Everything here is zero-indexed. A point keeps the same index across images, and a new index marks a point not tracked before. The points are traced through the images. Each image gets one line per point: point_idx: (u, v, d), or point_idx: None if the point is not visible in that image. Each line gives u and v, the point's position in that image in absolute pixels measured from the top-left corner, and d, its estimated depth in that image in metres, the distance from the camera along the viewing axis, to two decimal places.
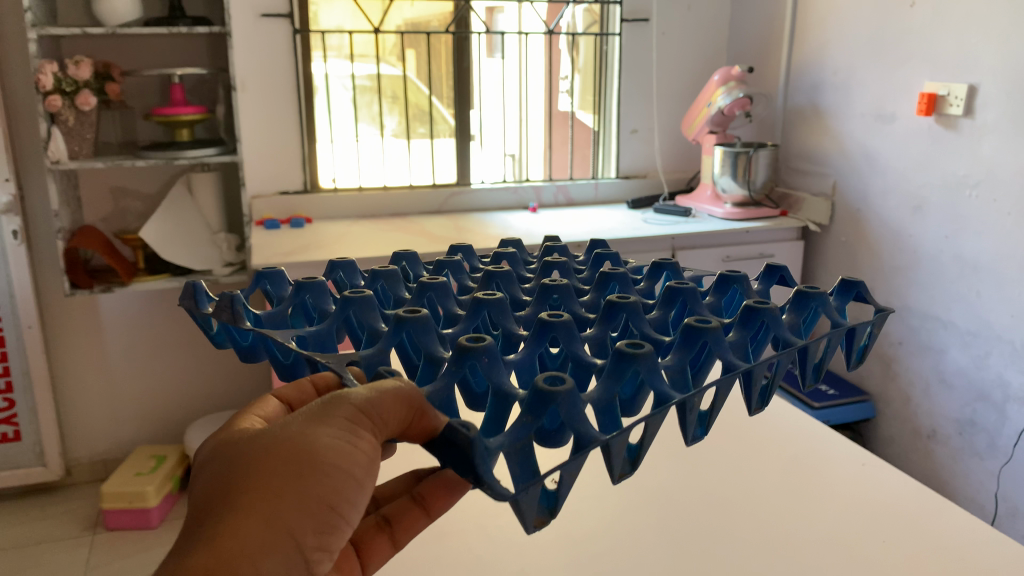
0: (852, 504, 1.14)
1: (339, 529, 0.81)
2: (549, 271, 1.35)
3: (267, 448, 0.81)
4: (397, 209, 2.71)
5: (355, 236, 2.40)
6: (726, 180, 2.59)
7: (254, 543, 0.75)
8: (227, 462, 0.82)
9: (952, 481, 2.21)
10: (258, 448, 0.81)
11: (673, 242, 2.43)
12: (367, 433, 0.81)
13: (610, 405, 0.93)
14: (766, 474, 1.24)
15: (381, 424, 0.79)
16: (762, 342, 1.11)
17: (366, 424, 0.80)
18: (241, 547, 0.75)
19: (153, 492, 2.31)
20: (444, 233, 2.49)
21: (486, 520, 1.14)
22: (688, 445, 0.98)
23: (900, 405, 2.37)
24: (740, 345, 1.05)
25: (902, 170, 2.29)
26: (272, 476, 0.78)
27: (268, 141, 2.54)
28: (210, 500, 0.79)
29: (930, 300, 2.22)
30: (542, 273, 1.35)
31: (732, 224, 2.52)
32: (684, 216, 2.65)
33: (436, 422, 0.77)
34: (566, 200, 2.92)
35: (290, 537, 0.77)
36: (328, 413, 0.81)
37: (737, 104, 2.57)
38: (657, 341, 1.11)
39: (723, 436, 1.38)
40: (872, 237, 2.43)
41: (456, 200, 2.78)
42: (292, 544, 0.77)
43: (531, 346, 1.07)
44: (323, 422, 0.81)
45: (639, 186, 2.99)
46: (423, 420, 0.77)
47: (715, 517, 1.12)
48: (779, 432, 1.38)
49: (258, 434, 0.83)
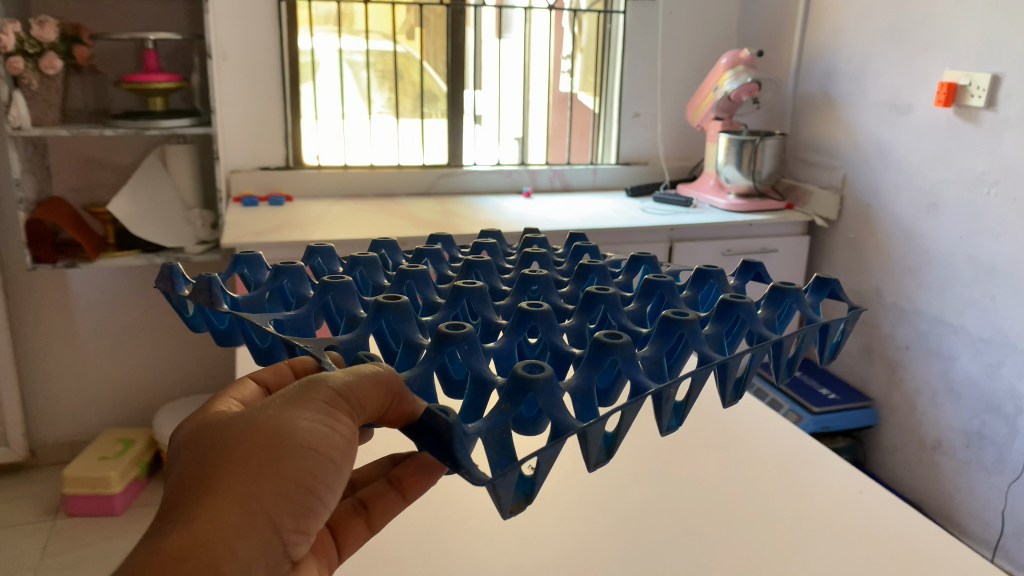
0: (847, 536, 1.02)
1: (317, 513, 0.72)
2: (530, 262, 1.20)
3: (243, 430, 0.69)
4: (383, 189, 2.59)
5: (336, 216, 2.29)
6: (730, 170, 2.46)
7: (229, 528, 0.65)
8: (201, 442, 0.70)
9: (957, 496, 2.09)
10: (232, 429, 0.70)
11: (672, 233, 2.30)
12: (347, 416, 0.71)
13: (589, 395, 0.80)
14: (754, 497, 1.12)
15: (360, 408, 0.70)
16: (735, 337, 0.98)
17: (344, 406, 0.70)
18: (219, 530, 0.65)
19: (117, 478, 2.21)
20: (430, 215, 2.37)
21: (437, 541, 1.03)
22: (668, 437, 0.86)
23: (904, 414, 2.24)
24: (714, 335, 0.93)
25: (917, 164, 2.15)
26: (249, 458, 0.68)
27: (249, 113, 2.42)
28: (184, 485, 0.67)
29: (941, 303, 2.09)
30: (521, 263, 1.20)
31: (735, 216, 2.39)
32: (684, 206, 2.52)
33: (414, 407, 0.69)
34: (563, 185, 2.80)
35: (268, 520, 0.68)
36: (306, 395, 0.71)
37: (744, 90, 2.45)
38: (635, 334, 0.96)
39: (708, 450, 1.27)
40: (882, 234, 2.29)
41: (446, 181, 2.66)
42: (270, 526, 0.68)
43: (505, 337, 0.90)
44: (302, 403, 0.70)
45: (639, 173, 2.86)
46: (400, 405, 0.69)
47: (692, 546, 1.01)
48: (771, 448, 1.26)
49: (232, 415, 0.72)
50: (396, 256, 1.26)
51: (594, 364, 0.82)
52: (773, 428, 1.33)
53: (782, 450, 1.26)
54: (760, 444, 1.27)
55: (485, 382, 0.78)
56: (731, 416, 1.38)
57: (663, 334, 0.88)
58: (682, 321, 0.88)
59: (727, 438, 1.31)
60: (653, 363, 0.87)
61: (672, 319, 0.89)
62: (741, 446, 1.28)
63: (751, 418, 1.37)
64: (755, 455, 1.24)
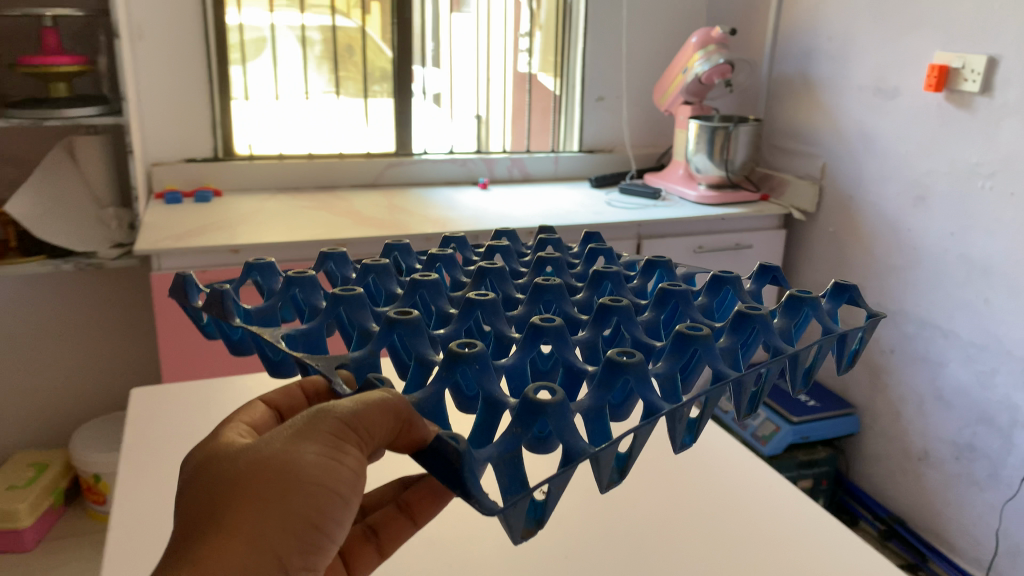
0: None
1: (323, 547, 0.68)
2: (543, 268, 0.98)
3: (250, 461, 0.67)
4: (324, 182, 2.36)
5: (269, 215, 2.06)
6: (701, 159, 2.26)
7: (238, 565, 0.63)
8: (207, 478, 0.68)
9: (945, 511, 1.95)
10: (238, 463, 0.67)
11: (639, 230, 2.11)
12: (354, 448, 0.67)
13: (602, 416, 0.69)
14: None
15: (367, 438, 0.66)
16: (751, 347, 0.84)
17: (351, 438, 0.66)
18: (229, 566, 0.63)
19: (26, 510, 1.97)
20: (375, 210, 2.15)
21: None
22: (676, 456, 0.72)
23: (889, 422, 2.09)
24: (730, 349, 0.80)
25: (903, 153, 1.98)
26: (254, 494, 0.65)
27: (171, 98, 2.17)
28: (192, 519, 0.66)
29: (930, 305, 1.94)
30: (533, 269, 0.98)
31: (706, 210, 2.21)
32: (653, 198, 2.33)
33: (424, 432, 0.63)
34: (521, 174, 2.59)
35: (274, 556, 0.65)
36: (314, 425, 0.68)
37: (716, 71, 2.25)
38: (647, 348, 0.81)
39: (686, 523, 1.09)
40: (865, 228, 2.13)
41: (394, 171, 2.43)
42: (277, 565, 0.65)
43: (514, 352, 0.77)
44: (309, 435, 0.68)
45: (604, 161, 2.67)
46: (410, 433, 0.63)
47: None
48: (758, 525, 1.09)
49: (240, 448, 0.69)
50: (411, 258, 1.04)
51: (607, 383, 0.70)
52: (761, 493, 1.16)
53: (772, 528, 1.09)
54: (745, 519, 1.10)
55: (494, 402, 0.68)
56: (712, 476, 1.21)
57: (678, 349, 0.76)
58: (699, 334, 0.75)
59: (710, 498, 1.13)
60: (667, 379, 0.74)
61: (688, 332, 0.76)
62: (726, 521, 1.10)
63: (734, 479, 1.20)
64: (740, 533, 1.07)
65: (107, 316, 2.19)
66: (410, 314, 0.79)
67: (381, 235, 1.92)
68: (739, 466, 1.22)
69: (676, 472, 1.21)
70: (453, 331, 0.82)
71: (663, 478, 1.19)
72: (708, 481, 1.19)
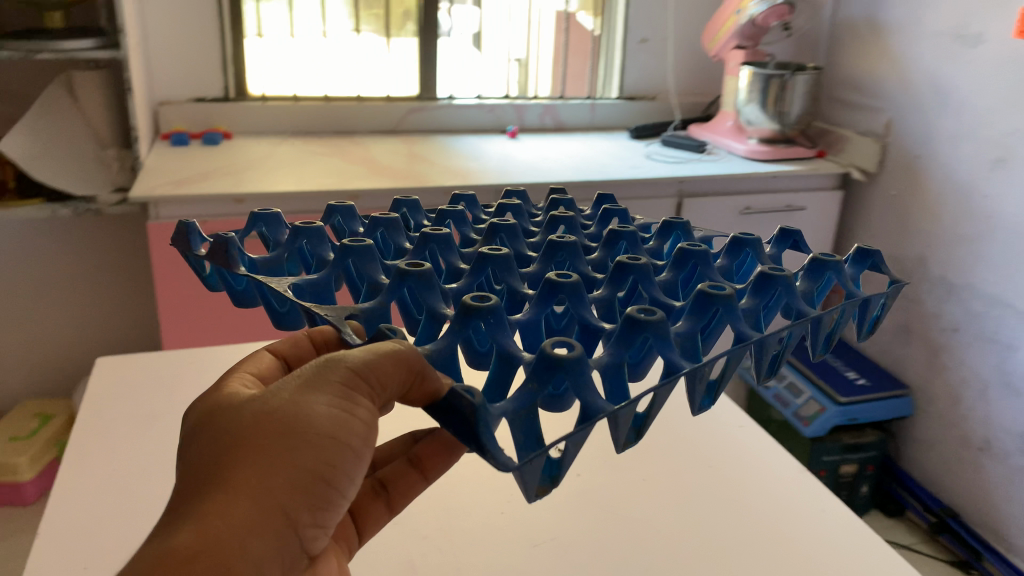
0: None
1: (338, 505, 0.59)
2: (555, 228, 0.85)
3: (251, 415, 0.57)
4: (342, 126, 2.20)
5: (279, 161, 1.91)
6: (752, 110, 2.06)
7: (241, 529, 0.54)
8: (212, 428, 0.58)
9: (1005, 506, 1.77)
10: (240, 416, 0.57)
11: (681, 186, 1.94)
12: (367, 397, 0.57)
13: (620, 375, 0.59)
14: None
15: (380, 389, 0.56)
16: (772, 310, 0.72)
17: (363, 388, 0.57)
18: (232, 527, 0.53)
19: (26, 463, 1.89)
20: (393, 159, 1.99)
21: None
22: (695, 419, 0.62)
23: (947, 406, 1.91)
24: (751, 311, 0.69)
25: (982, 109, 1.76)
26: (260, 447, 0.56)
27: (178, 33, 2.02)
28: (193, 475, 0.56)
29: (1003, 280, 1.73)
30: (545, 228, 0.85)
31: (756, 166, 2.02)
32: (697, 151, 2.13)
33: (436, 385, 0.52)
34: (554, 122, 2.41)
35: (283, 518, 0.56)
36: (324, 373, 0.57)
37: (773, 13, 2.01)
38: (667, 309, 0.69)
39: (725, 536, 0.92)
40: (932, 192, 1.92)
41: (416, 116, 2.26)
42: (287, 524, 0.56)
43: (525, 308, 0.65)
44: (320, 385, 0.57)
45: (646, 110, 2.47)
46: (421, 384, 0.53)
47: None
48: (807, 543, 0.92)
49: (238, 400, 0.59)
50: (422, 217, 0.91)
51: (625, 341, 0.59)
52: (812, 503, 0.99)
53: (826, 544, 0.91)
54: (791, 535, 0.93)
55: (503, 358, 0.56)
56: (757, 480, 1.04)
57: (696, 312, 0.65)
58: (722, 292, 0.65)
59: (750, 513, 0.97)
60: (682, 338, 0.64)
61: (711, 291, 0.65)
62: (772, 537, 0.93)
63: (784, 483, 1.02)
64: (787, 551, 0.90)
65: (113, 263, 2.08)
66: (421, 264, 0.65)
67: (396, 186, 1.76)
68: (786, 476, 1.05)
69: (711, 475, 1.04)
70: (464, 286, 0.68)
71: (698, 481, 1.03)
72: (751, 487, 1.02)
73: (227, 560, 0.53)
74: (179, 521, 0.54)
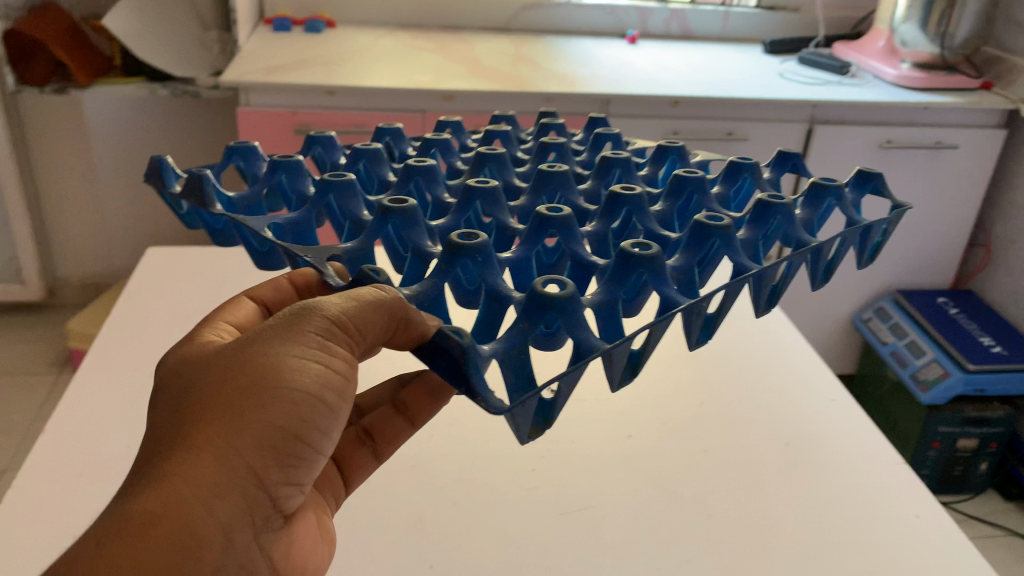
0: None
1: (312, 463, 0.54)
2: (545, 155, 0.77)
3: (218, 366, 0.51)
4: (451, 22, 2.08)
5: (378, 54, 1.81)
6: (909, 29, 1.80)
7: (208, 489, 0.48)
8: (174, 380, 0.52)
9: None
10: (207, 368, 0.51)
11: (813, 112, 1.73)
12: (344, 347, 0.52)
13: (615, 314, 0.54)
14: None
15: (358, 337, 0.51)
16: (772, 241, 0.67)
17: (341, 337, 0.51)
18: (197, 491, 0.47)
19: None
20: (497, 59, 1.86)
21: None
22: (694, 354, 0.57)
23: None
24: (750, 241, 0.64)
25: None
26: (227, 403, 0.49)
27: None
28: (151, 436, 0.50)
29: None
30: (533, 155, 0.77)
31: (906, 95, 1.77)
32: (839, 72, 1.88)
33: (423, 327, 0.50)
34: (680, 30, 2.20)
35: (254, 478, 0.50)
36: (295, 322, 0.52)
37: None
38: (663, 242, 0.64)
39: (789, 527, 0.79)
40: None
41: (529, 16, 2.10)
42: (253, 482, 0.50)
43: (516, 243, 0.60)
44: (290, 333, 0.51)
45: (787, 22, 2.21)
46: (405, 329, 0.50)
47: None
48: (891, 543, 0.78)
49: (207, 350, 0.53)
50: (406, 145, 0.84)
51: (619, 277, 0.54)
52: (907, 497, 0.84)
53: (913, 550, 0.77)
54: (873, 530, 0.79)
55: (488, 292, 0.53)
56: (842, 459, 0.89)
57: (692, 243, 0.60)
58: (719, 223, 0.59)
59: (825, 499, 0.83)
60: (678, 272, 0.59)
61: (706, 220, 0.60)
62: (847, 530, 0.79)
63: (876, 469, 0.88)
64: (865, 551, 0.76)
65: (214, 148, 2.08)
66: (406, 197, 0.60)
67: (492, 89, 1.63)
68: (881, 458, 0.90)
69: (787, 449, 0.91)
70: (449, 223, 0.63)
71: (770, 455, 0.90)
72: (835, 466, 0.88)
73: (193, 526, 0.47)
74: (129, 487, 0.48)
